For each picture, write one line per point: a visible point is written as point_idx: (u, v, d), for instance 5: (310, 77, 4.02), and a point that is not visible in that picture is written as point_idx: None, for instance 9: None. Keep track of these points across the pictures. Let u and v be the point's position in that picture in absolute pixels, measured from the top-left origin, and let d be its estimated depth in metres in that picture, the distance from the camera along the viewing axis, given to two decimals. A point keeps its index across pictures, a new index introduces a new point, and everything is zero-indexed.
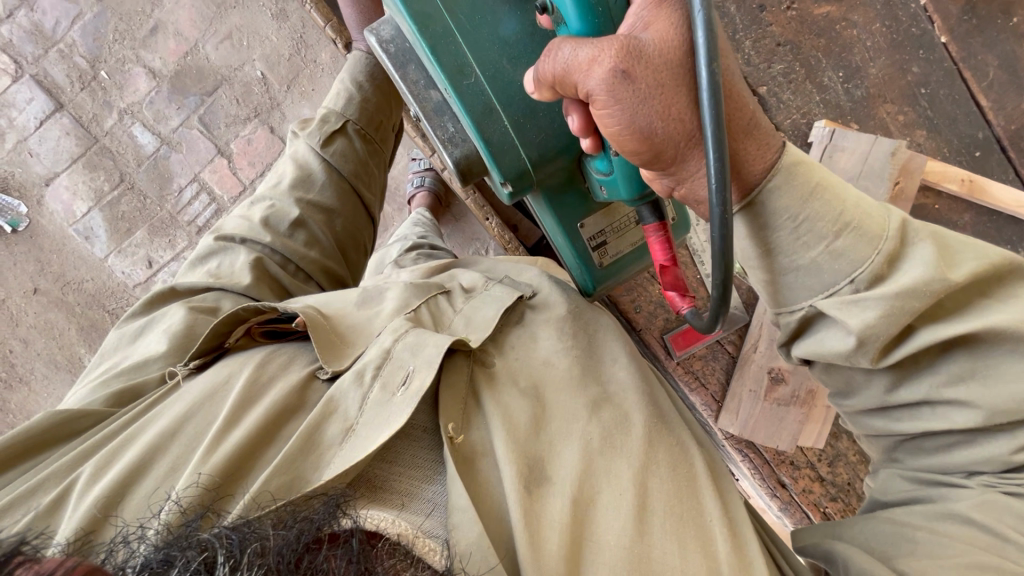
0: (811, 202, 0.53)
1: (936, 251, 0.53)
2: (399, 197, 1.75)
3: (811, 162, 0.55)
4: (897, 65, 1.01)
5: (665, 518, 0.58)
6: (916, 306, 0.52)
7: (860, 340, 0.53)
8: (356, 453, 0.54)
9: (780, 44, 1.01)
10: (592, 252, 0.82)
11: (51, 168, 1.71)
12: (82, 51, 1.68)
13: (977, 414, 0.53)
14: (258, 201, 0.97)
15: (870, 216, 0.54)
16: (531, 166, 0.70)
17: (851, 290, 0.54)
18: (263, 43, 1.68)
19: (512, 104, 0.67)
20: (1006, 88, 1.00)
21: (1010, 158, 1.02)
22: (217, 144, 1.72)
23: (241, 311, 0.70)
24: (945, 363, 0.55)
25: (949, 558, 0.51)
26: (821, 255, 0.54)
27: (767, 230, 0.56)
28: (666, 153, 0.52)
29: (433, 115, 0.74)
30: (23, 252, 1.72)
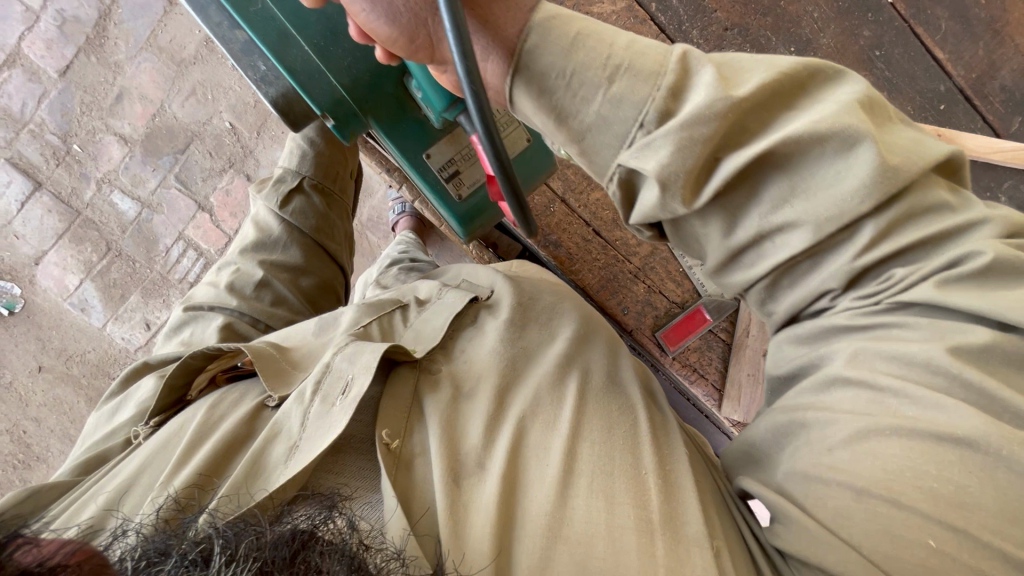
0: (576, 51, 0.50)
1: (719, 72, 0.48)
2: (383, 226, 1.76)
3: (568, 12, 0.51)
4: (848, 32, 1.00)
5: (592, 478, 0.58)
6: (706, 132, 0.46)
7: (663, 185, 0.48)
8: (299, 464, 0.56)
9: (728, 29, 1.01)
10: (446, 183, 0.87)
11: (39, 247, 1.73)
12: (53, 127, 1.70)
13: (808, 232, 0.47)
14: (225, 266, 0.99)
15: (644, 53, 0.49)
16: (346, 93, 0.74)
17: (644, 133, 0.49)
18: (227, 94, 1.70)
19: (308, 28, 0.69)
20: (960, 38, 1.00)
21: (975, 107, 1.01)
22: (197, 199, 1.73)
23: (194, 358, 0.73)
24: (764, 189, 0.48)
25: (839, 437, 0.48)
26: (602, 106, 0.50)
27: (546, 93, 0.51)
28: (421, 36, 0.51)
29: (241, 56, 0.73)
30: (22, 332, 1.73)
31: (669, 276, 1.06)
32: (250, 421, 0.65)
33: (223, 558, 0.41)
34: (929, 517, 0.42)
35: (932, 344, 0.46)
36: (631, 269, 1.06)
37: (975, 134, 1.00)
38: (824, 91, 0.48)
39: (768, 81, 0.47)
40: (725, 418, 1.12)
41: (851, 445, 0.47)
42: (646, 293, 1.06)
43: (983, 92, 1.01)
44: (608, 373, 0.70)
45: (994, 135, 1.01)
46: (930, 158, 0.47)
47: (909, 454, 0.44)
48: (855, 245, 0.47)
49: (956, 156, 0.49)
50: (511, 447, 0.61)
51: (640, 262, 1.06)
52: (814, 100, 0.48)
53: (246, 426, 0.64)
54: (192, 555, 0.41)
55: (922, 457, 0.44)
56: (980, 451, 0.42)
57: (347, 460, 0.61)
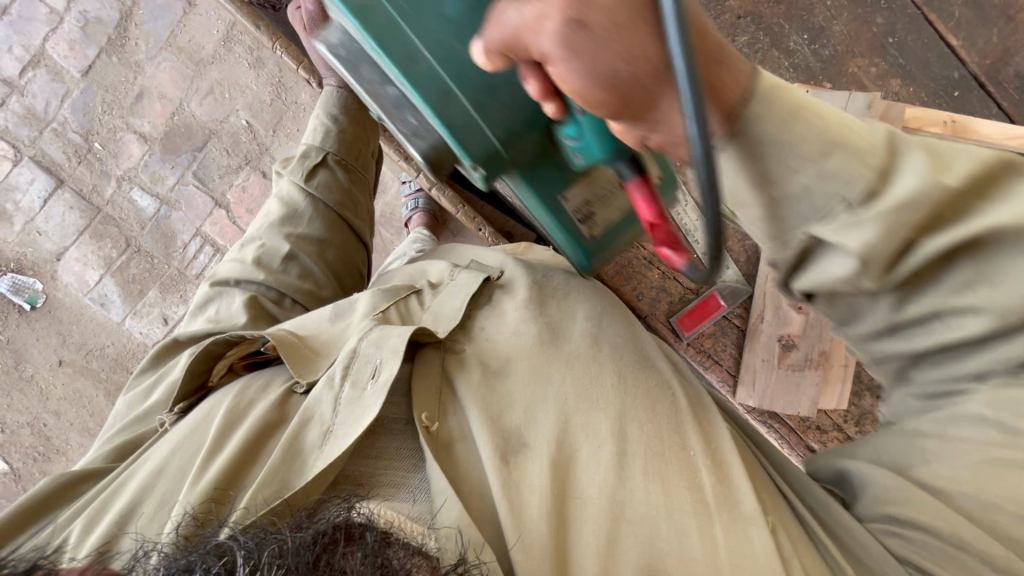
0: (794, 122, 0.44)
1: (930, 155, 0.44)
2: (396, 222, 1.78)
3: (784, 85, 0.46)
4: (861, 20, 1.01)
5: (646, 460, 0.61)
6: (914, 219, 0.43)
7: (862, 262, 0.45)
8: (333, 453, 0.58)
9: (741, 17, 1.02)
10: (580, 225, 0.74)
11: (60, 243, 1.77)
12: (76, 126, 1.75)
13: (986, 319, 0.46)
14: (247, 242, 1.00)
15: (855, 130, 0.44)
16: (502, 146, 0.63)
17: (846, 209, 0.45)
18: (244, 93, 1.73)
19: (470, 84, 0.59)
20: (974, 25, 1.01)
21: (990, 93, 1.01)
22: (214, 196, 1.76)
23: (214, 345, 0.75)
24: (950, 271, 0.46)
25: (964, 458, 0.51)
26: (811, 180, 0.44)
27: (757, 164, 0.46)
28: (637, 98, 0.44)
29: (391, 112, 0.64)
30: (44, 326, 1.77)
31: None
32: (280, 406, 0.67)
33: (247, 569, 0.43)
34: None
35: None
36: (645, 253, 1.07)
37: (991, 120, 1.00)
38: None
39: (979, 171, 0.44)
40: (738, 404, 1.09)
41: (978, 467, 0.50)
42: (662, 279, 1.08)
43: (997, 79, 1.01)
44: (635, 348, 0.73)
45: (1010, 120, 1.01)
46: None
47: None
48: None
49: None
50: (557, 427, 0.63)
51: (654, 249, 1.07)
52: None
53: (277, 410, 0.66)
54: (217, 568, 0.43)
55: None
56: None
57: (383, 438, 0.63)
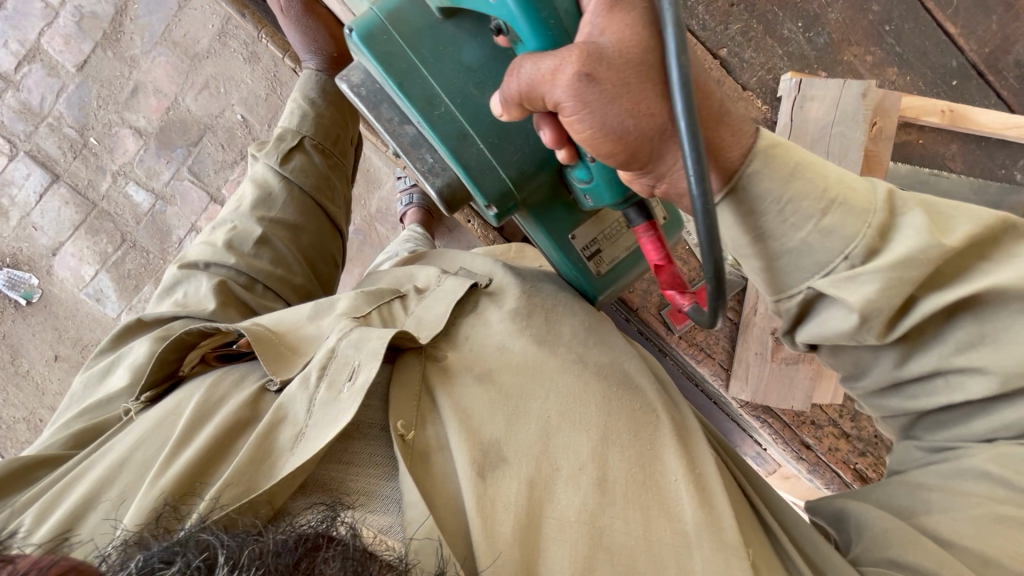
0: (793, 182, 0.54)
1: (927, 218, 0.54)
2: (391, 217, 1.77)
3: (786, 144, 0.55)
4: (857, 7, 0.99)
5: (627, 487, 0.61)
6: (913, 275, 0.52)
7: (862, 316, 0.54)
8: (302, 456, 0.57)
9: (734, 5, 1.00)
10: (587, 261, 0.81)
11: (56, 238, 1.77)
12: (71, 121, 1.74)
13: (992, 380, 0.53)
14: (220, 225, 0.98)
15: (856, 191, 0.55)
16: (513, 185, 0.70)
17: (847, 266, 0.54)
18: (239, 87, 1.72)
19: (485, 127, 0.67)
20: (973, 12, 0.99)
21: (989, 82, 1.00)
22: (209, 191, 1.76)
23: (188, 334, 0.74)
24: (952, 330, 0.55)
25: (966, 511, 0.54)
26: (809, 234, 0.55)
27: (754, 215, 0.56)
28: (642, 151, 0.53)
29: (410, 149, 0.74)
30: (39, 322, 1.77)
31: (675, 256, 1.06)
32: (253, 404, 0.66)
33: (226, 568, 0.42)
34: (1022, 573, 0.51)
35: None
36: None
37: (990, 110, 0.98)
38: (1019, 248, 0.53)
39: (973, 235, 0.53)
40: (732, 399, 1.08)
41: (980, 521, 0.53)
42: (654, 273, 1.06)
43: (996, 67, 0.99)
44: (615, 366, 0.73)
45: (1009, 110, 0.99)
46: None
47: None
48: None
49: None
50: (539, 440, 0.63)
51: None
52: (1007, 254, 0.53)
53: (250, 407, 0.65)
54: (196, 563, 0.42)
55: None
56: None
57: (357, 446, 0.61)
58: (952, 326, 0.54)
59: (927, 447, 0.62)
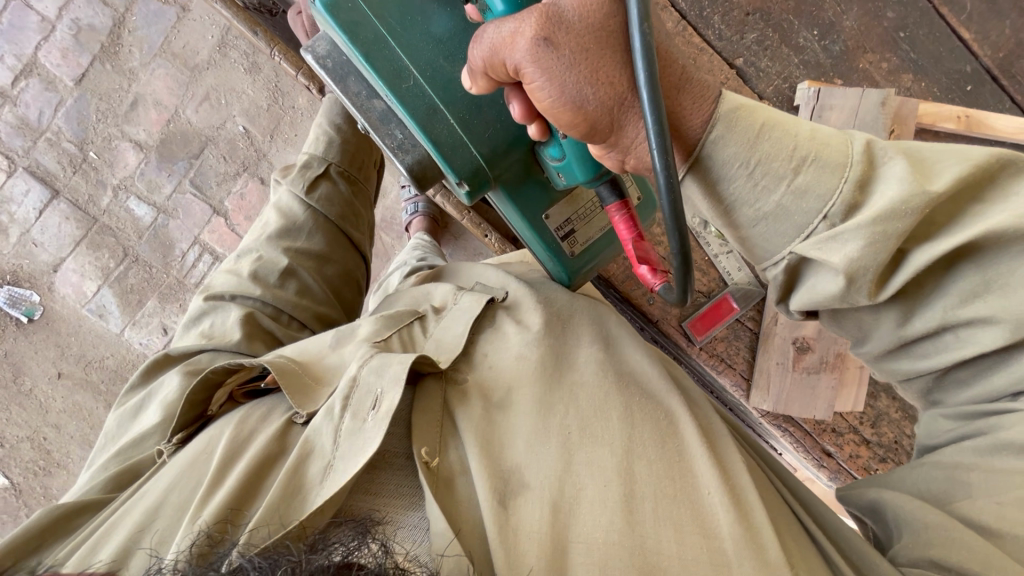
0: (761, 142, 0.53)
1: (910, 165, 0.51)
2: (396, 225, 1.76)
3: (752, 103, 0.54)
4: (872, 14, 0.99)
5: (657, 502, 0.59)
6: (899, 227, 0.49)
7: (849, 277, 0.52)
8: (330, 488, 0.56)
9: (749, 14, 1.00)
10: (562, 242, 0.83)
11: (57, 254, 1.74)
12: (70, 135, 1.72)
13: (1003, 330, 0.50)
14: (246, 253, 0.97)
15: (831, 146, 0.53)
16: (485, 162, 0.72)
17: (827, 226, 0.53)
18: (240, 98, 1.70)
19: (456, 102, 0.69)
20: (986, 17, 0.99)
21: (1003, 87, 1.00)
22: (212, 204, 1.74)
23: (213, 372, 0.72)
24: (956, 281, 0.52)
25: (1011, 494, 0.49)
26: (784, 197, 0.53)
27: (721, 183, 0.55)
28: (603, 122, 0.53)
29: (379, 125, 0.74)
30: (41, 339, 1.75)
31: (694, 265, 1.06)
32: (280, 439, 0.64)
33: None
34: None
35: None
36: None
37: (1004, 114, 0.99)
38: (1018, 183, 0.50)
39: (962, 177, 0.50)
40: (753, 409, 1.08)
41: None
42: None
43: (1010, 72, 1.00)
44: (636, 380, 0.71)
45: None
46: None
47: None
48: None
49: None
50: (559, 460, 0.61)
51: None
52: (1004, 193, 0.50)
53: (277, 443, 0.63)
54: None
55: None
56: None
57: (382, 480, 0.60)
58: (954, 277, 0.52)
59: (951, 417, 0.58)
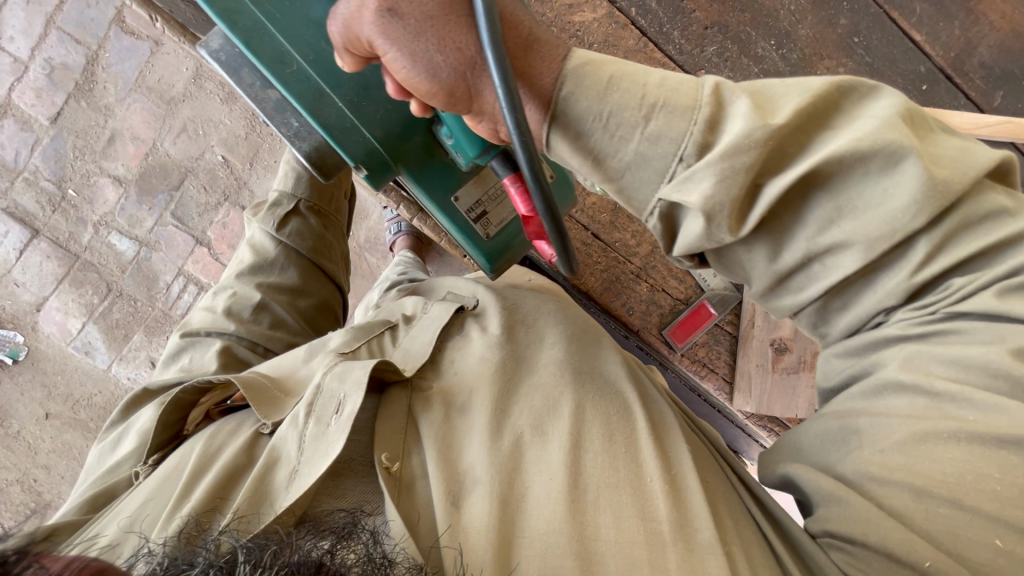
0: (611, 94, 0.51)
1: (755, 101, 0.49)
2: (380, 246, 1.77)
3: (601, 58, 0.53)
4: (825, 22, 1.02)
5: (599, 493, 0.59)
6: (747, 161, 0.47)
7: (708, 216, 0.50)
8: (302, 485, 0.56)
9: (708, 27, 1.03)
10: (475, 224, 0.83)
11: (39, 294, 1.73)
12: (47, 174, 1.71)
13: (858, 252, 0.49)
14: (220, 290, 0.99)
15: (679, 90, 0.51)
16: (378, 143, 0.73)
17: (684, 167, 0.50)
18: (218, 128, 1.71)
19: (341, 87, 0.70)
20: (936, 19, 1.02)
21: (956, 85, 1.03)
22: (194, 234, 1.74)
23: (184, 392, 0.74)
24: (811, 210, 0.49)
25: (891, 441, 0.51)
26: (640, 144, 0.51)
27: (583, 137, 0.53)
28: (459, 89, 0.54)
29: (274, 114, 0.73)
30: (27, 380, 1.73)
31: (671, 274, 1.08)
32: (248, 450, 0.65)
33: (248, 567, 0.42)
34: (992, 518, 0.45)
35: (990, 346, 0.48)
36: (632, 270, 1.08)
37: (960, 111, 1.02)
38: (861, 108, 0.49)
39: (805, 107, 0.48)
40: (739, 411, 1.12)
41: (906, 446, 0.50)
42: (650, 293, 1.09)
43: (963, 70, 1.03)
44: (592, 370, 0.71)
45: (979, 110, 1.03)
46: (978, 166, 0.48)
47: (968, 455, 0.47)
48: (910, 262, 0.49)
49: (1008, 162, 0.50)
50: (509, 459, 0.61)
51: (641, 262, 1.08)
52: (847, 119, 0.49)
53: (245, 455, 0.64)
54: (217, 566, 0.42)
55: (983, 461, 0.47)
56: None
57: (348, 482, 0.60)
58: (810, 205, 0.49)
59: (840, 355, 0.57)
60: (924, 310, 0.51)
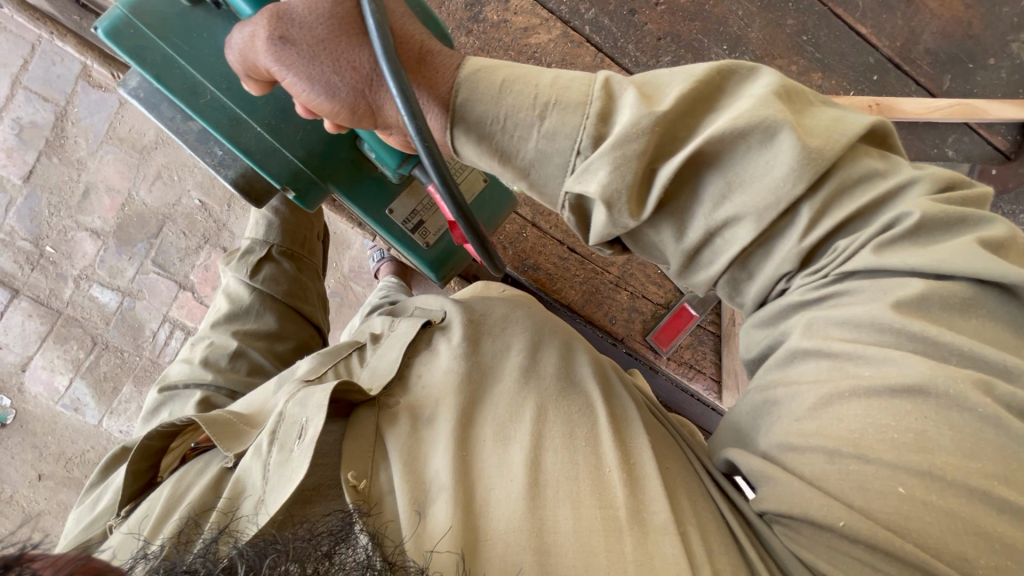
0: (504, 96, 0.53)
1: (641, 92, 0.51)
2: (365, 275, 1.77)
3: (493, 64, 0.55)
4: (773, 23, 1.06)
5: (558, 486, 0.56)
6: (637, 148, 0.49)
7: (608, 204, 0.51)
8: (272, 505, 0.57)
9: (661, 38, 1.06)
10: (413, 234, 0.89)
11: (24, 354, 1.71)
12: (24, 233, 1.70)
13: (751, 224, 0.49)
14: (198, 340, 1.00)
15: (570, 88, 0.53)
16: (302, 164, 0.75)
17: (582, 159, 0.52)
18: (193, 173, 1.71)
19: (258, 111, 0.72)
20: (879, 12, 1.06)
21: (906, 73, 1.07)
22: (177, 279, 1.73)
23: (150, 439, 0.72)
24: (705, 187, 0.50)
25: (809, 411, 0.48)
26: (538, 142, 0.53)
27: (487, 140, 0.54)
28: (361, 106, 0.56)
29: (197, 145, 0.76)
30: (17, 443, 1.70)
31: (649, 280, 1.10)
32: (215, 487, 0.66)
33: None
34: (894, 466, 0.43)
35: (875, 303, 0.47)
36: (611, 279, 1.10)
37: (912, 97, 1.05)
38: (742, 89, 0.51)
39: (686, 93, 0.50)
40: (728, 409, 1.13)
41: (817, 411, 0.47)
42: (631, 300, 1.10)
43: (910, 58, 1.07)
44: (562, 373, 0.68)
45: (930, 95, 1.06)
46: (853, 132, 0.49)
47: (868, 411, 0.45)
48: (798, 226, 0.49)
49: (884, 126, 0.51)
50: (474, 466, 0.60)
51: (619, 271, 1.10)
52: (730, 100, 0.50)
53: (212, 492, 0.66)
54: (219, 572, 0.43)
55: (879, 411, 0.44)
56: (930, 395, 0.43)
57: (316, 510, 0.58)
58: (704, 183, 0.51)
59: (759, 325, 0.56)
60: (819, 275, 0.50)
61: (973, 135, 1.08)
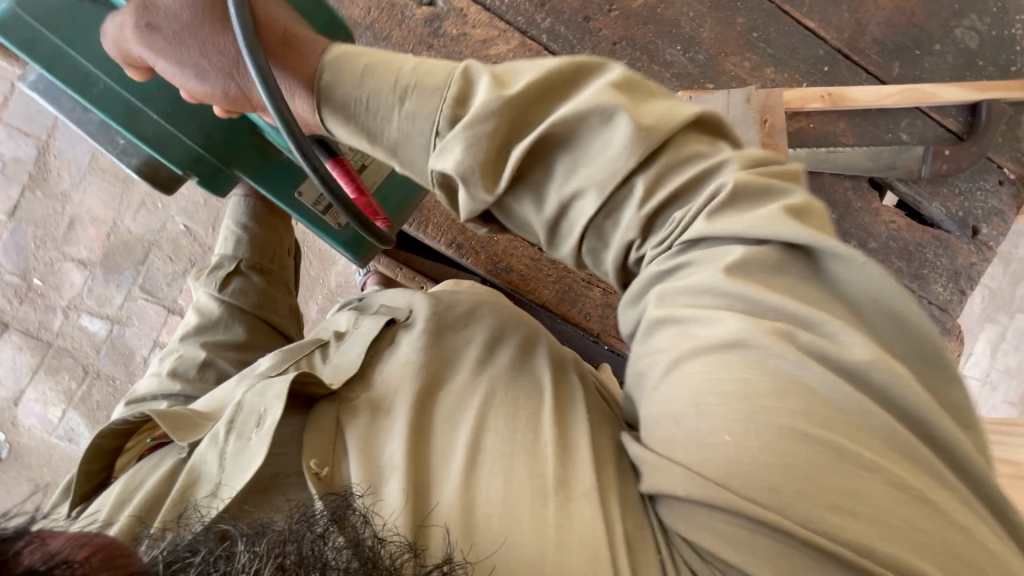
0: (367, 79, 0.58)
1: (495, 79, 0.56)
2: (353, 290, 1.79)
3: (357, 52, 0.61)
4: (723, 23, 1.10)
5: (497, 455, 0.59)
6: (489, 128, 0.54)
7: (467, 180, 0.55)
8: (233, 487, 0.60)
9: (617, 42, 1.09)
10: (325, 214, 0.94)
11: (16, 388, 1.72)
12: (11, 268, 1.72)
13: (595, 195, 0.53)
14: (167, 354, 1.02)
15: (429, 74, 0.58)
16: (203, 149, 0.85)
17: (440, 139, 0.56)
18: (176, 198, 1.73)
19: (155, 101, 0.81)
20: (824, 7, 1.11)
21: (856, 62, 1.11)
22: (165, 304, 1.74)
23: (104, 438, 0.74)
24: (556, 164, 0.55)
25: (662, 375, 0.51)
26: (400, 123, 0.58)
27: (355, 118, 0.59)
28: (234, 85, 0.64)
29: (99, 135, 0.86)
30: (14, 476, 1.71)
31: None
32: (170, 477, 0.67)
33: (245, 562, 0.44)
34: (721, 416, 0.46)
35: (711, 269, 0.50)
36: (584, 277, 1.13)
37: (863, 85, 1.09)
38: (588, 79, 0.56)
39: (536, 80, 0.55)
40: None
41: (667, 374, 0.51)
42: (605, 296, 1.13)
43: (859, 48, 1.11)
44: (516, 361, 0.70)
45: (881, 82, 1.11)
46: (682, 116, 0.54)
47: (701, 367, 0.48)
48: (635, 195, 0.53)
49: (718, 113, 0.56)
50: (429, 447, 0.62)
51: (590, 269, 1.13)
52: (579, 88, 0.55)
53: (166, 482, 0.67)
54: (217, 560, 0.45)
55: (710, 367, 0.47)
56: (753, 345, 0.46)
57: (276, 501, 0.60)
58: (554, 160, 0.55)
59: (630, 304, 0.58)
60: (666, 246, 0.54)
61: (925, 119, 1.12)
